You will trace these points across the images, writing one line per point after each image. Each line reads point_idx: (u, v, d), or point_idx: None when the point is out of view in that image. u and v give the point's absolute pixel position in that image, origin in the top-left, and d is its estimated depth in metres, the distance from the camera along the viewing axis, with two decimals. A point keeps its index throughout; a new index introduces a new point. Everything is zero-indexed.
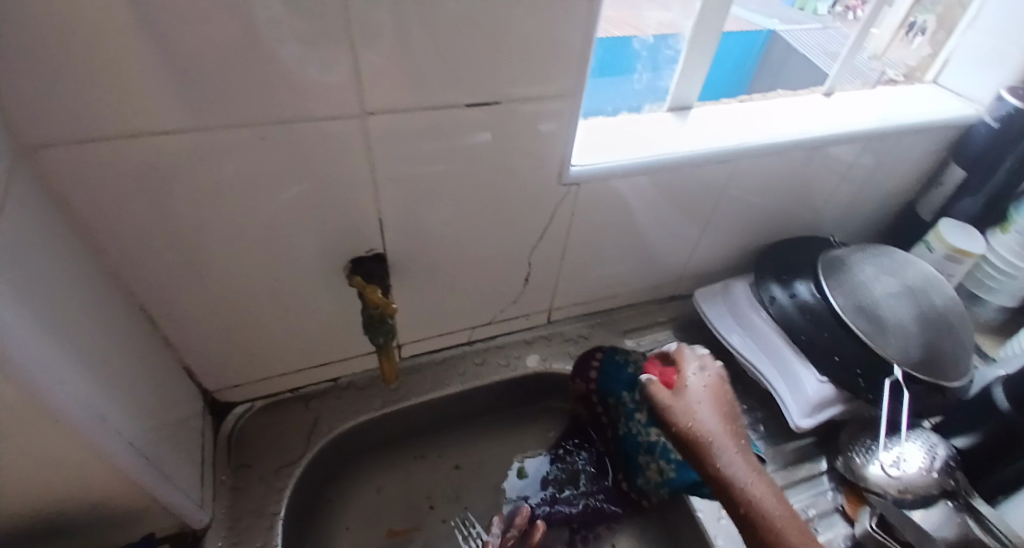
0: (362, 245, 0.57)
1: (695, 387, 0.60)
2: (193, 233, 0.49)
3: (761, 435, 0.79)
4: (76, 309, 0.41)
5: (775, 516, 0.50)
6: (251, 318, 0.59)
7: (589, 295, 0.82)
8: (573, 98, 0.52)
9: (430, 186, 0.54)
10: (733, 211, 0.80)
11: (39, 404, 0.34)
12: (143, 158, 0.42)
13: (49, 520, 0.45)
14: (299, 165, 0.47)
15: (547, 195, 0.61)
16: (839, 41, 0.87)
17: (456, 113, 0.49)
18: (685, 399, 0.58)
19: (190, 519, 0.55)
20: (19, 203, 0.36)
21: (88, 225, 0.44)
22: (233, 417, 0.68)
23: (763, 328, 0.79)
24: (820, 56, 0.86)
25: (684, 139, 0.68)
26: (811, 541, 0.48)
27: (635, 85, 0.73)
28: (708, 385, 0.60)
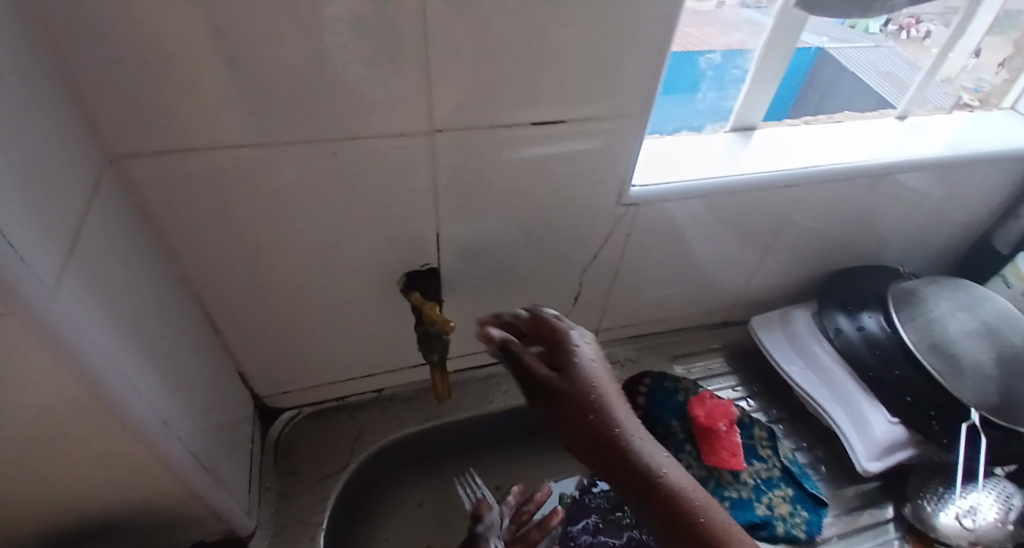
0: (417, 259, 0.57)
1: (590, 371, 0.52)
2: (258, 242, 0.50)
3: (821, 475, 0.74)
4: (147, 314, 0.42)
5: (697, 505, 0.48)
6: (305, 327, 0.60)
7: (638, 318, 0.80)
8: (639, 120, 0.52)
9: (489, 204, 0.54)
10: (795, 237, 0.77)
11: (111, 407, 0.35)
12: (219, 169, 0.43)
13: (107, 519, 0.46)
14: (364, 179, 0.48)
15: (603, 216, 0.61)
16: (894, 62, 0.80)
17: (522, 132, 0.49)
18: (588, 391, 0.51)
19: (237, 525, 0.55)
20: (104, 210, 0.37)
21: (163, 232, 0.46)
22: (281, 422, 0.69)
23: (827, 362, 0.75)
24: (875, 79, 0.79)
25: (748, 162, 0.66)
26: (721, 520, 0.48)
27: (699, 104, 0.70)
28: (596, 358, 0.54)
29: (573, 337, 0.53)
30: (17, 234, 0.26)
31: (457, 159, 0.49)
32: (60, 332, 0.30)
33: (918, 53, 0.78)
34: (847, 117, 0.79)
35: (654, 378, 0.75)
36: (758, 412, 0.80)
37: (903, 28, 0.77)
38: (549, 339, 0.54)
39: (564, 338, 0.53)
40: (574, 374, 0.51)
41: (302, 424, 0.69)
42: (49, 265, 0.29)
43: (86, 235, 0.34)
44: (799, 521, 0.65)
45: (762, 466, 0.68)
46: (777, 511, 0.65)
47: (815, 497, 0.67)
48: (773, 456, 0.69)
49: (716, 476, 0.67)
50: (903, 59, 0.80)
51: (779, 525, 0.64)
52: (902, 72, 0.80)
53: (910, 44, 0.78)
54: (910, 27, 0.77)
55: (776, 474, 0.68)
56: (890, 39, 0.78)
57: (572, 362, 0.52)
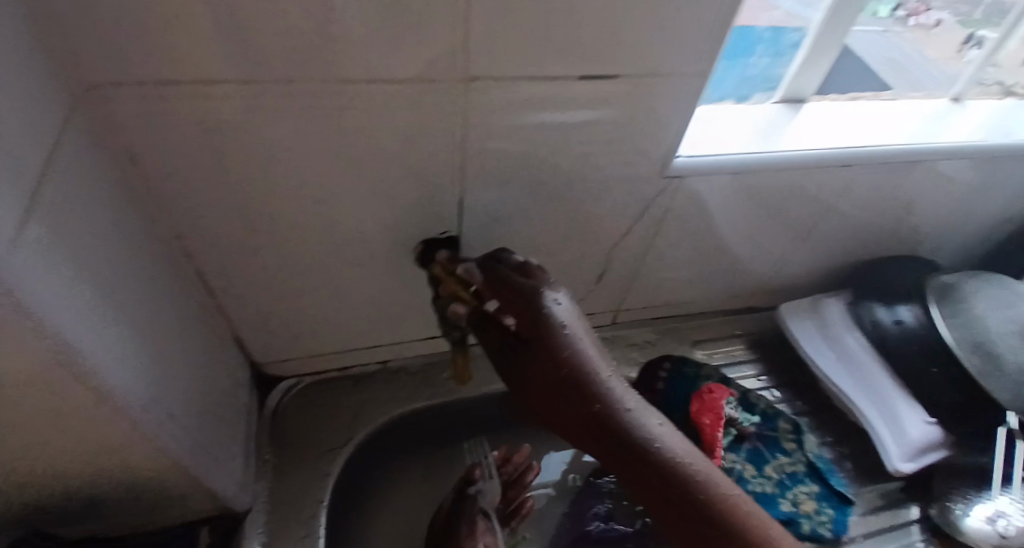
0: (436, 224, 0.53)
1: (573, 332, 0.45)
2: (261, 199, 0.45)
3: (846, 473, 0.73)
4: (133, 273, 0.37)
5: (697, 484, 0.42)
6: (310, 294, 0.56)
7: (660, 299, 0.76)
8: (691, 80, 0.47)
9: (519, 163, 0.50)
10: (835, 223, 0.72)
11: (88, 384, 0.31)
12: (219, 111, 0.38)
13: (89, 496, 0.42)
14: (383, 133, 0.43)
15: (641, 185, 0.57)
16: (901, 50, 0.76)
17: (568, 86, 0.44)
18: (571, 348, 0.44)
19: (231, 502, 0.52)
20: (81, 151, 0.32)
21: (152, 180, 0.40)
22: (279, 392, 0.65)
23: (862, 356, 0.75)
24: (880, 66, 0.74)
25: (794, 140, 0.61)
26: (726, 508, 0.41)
27: (751, 70, 0.64)
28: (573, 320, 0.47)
29: (544, 297, 0.46)
30: None
31: (490, 113, 0.44)
32: (26, 295, 0.25)
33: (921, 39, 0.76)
34: (901, 96, 0.73)
35: (675, 361, 0.72)
36: (782, 403, 0.78)
37: (910, 16, 0.75)
38: (515, 299, 0.46)
39: (534, 297, 0.46)
40: (546, 339, 0.45)
41: (302, 394, 0.65)
42: (11, 213, 0.24)
43: (60, 178, 0.29)
44: (825, 519, 0.63)
45: (787, 460, 0.67)
46: (802, 508, 0.63)
47: (840, 494, 0.65)
48: (798, 450, 0.68)
49: (738, 469, 0.66)
50: (911, 46, 0.76)
51: (805, 522, 0.62)
52: (909, 58, 0.76)
53: (919, 31, 0.76)
54: (918, 14, 0.75)
55: (801, 470, 0.66)
56: (897, 24, 0.75)
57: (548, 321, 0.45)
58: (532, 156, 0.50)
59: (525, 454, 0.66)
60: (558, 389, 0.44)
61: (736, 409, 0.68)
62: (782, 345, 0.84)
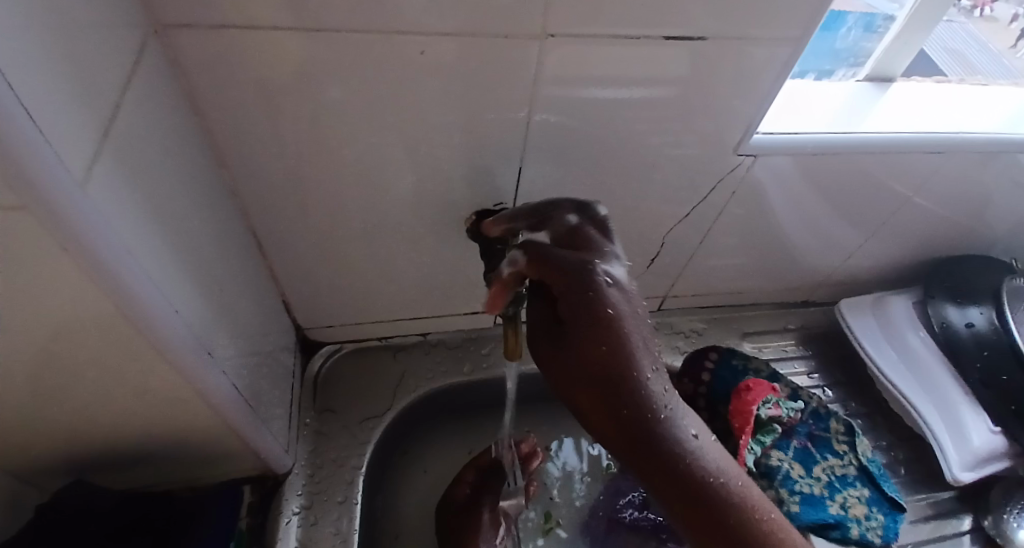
0: (493, 196, 0.51)
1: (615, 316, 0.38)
2: (320, 158, 0.44)
3: (901, 479, 0.69)
4: (192, 226, 0.36)
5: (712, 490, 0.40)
6: (358, 261, 0.55)
7: (712, 287, 0.73)
8: (780, 45, 0.44)
9: (585, 132, 0.47)
10: (910, 219, 0.68)
11: (151, 335, 0.30)
12: (285, 60, 0.36)
13: (139, 448, 0.42)
14: (451, 92, 0.41)
15: (711, 164, 0.53)
16: (962, 38, 0.70)
17: (653, 49, 0.41)
18: (607, 336, 0.38)
19: (274, 463, 0.52)
20: (148, 94, 0.31)
21: (213, 128, 0.39)
22: (320, 357, 0.65)
23: (923, 357, 0.71)
24: (940, 52, 0.68)
25: (879, 123, 0.56)
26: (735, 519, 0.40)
27: (839, 42, 0.60)
28: (625, 301, 0.39)
29: (596, 276, 0.39)
30: (37, 103, 0.20)
31: (563, 74, 0.41)
32: (91, 239, 0.24)
33: (987, 32, 0.71)
34: (990, 81, 0.66)
35: (723, 353, 0.69)
36: (835, 404, 0.75)
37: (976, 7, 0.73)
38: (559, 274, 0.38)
39: (583, 277, 0.38)
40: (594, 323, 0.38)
41: (344, 361, 0.65)
42: (78, 150, 0.23)
43: (127, 119, 0.28)
44: (876, 525, 0.59)
45: (837, 462, 0.63)
46: (851, 512, 0.59)
47: (892, 501, 0.61)
48: (850, 452, 0.64)
49: (786, 468, 0.62)
50: (975, 37, 0.71)
51: (854, 527, 0.58)
52: (972, 51, 0.70)
53: (985, 22, 0.73)
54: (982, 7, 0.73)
55: (851, 473, 0.63)
56: (961, 14, 0.72)
57: (594, 303, 0.38)
58: (599, 127, 0.47)
59: (531, 441, 0.64)
60: (596, 384, 0.39)
61: (781, 406, 0.64)
62: (837, 342, 0.80)
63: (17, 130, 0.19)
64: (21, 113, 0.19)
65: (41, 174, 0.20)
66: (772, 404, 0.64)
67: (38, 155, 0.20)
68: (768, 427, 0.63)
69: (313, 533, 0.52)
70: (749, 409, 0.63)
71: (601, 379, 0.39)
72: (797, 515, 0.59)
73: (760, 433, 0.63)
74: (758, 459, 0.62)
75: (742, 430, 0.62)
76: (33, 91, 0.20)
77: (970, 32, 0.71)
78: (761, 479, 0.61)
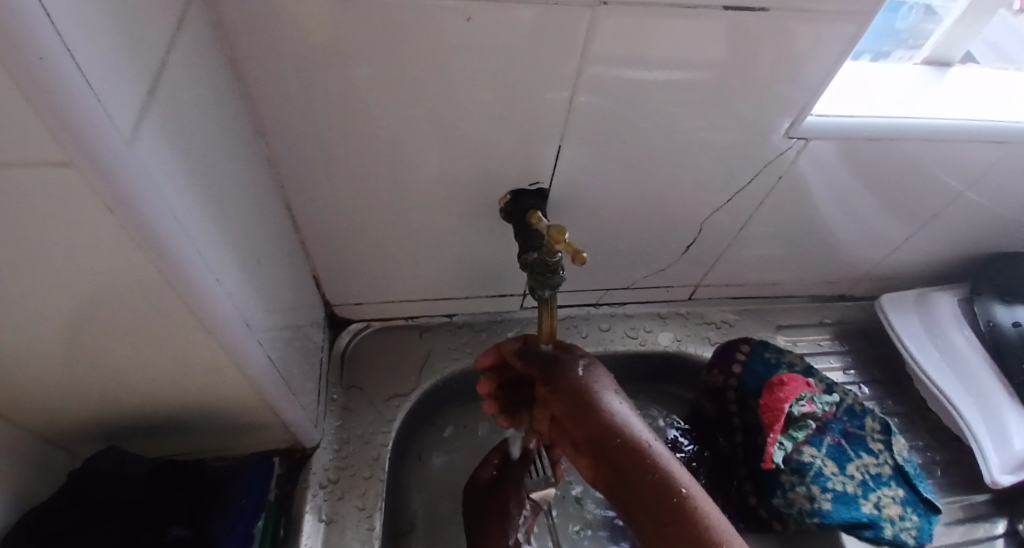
0: (530, 175, 0.50)
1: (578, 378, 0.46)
2: (357, 130, 0.43)
3: (936, 480, 0.67)
4: (232, 192, 0.36)
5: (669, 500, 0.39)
6: (390, 237, 0.54)
7: (747, 277, 0.71)
8: (844, 19, 0.41)
9: (629, 112, 0.45)
10: (966, 213, 0.64)
11: (191, 301, 0.30)
12: (330, 25, 0.35)
13: (173, 415, 0.43)
14: (494, 64, 0.39)
15: (757, 149, 0.51)
16: (1005, 34, 0.64)
17: (710, 20, 0.39)
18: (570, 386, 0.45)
19: (302, 436, 0.52)
20: (192, 53, 0.30)
21: (253, 93, 0.39)
22: (348, 334, 0.65)
23: (967, 355, 0.69)
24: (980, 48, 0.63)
25: (938, 108, 0.53)
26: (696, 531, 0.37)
27: (901, 22, 0.58)
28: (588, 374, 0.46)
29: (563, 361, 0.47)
30: (88, 54, 0.19)
31: (614, 47, 0.39)
32: (138, 200, 0.23)
33: None
34: None
35: (755, 345, 0.67)
36: (871, 401, 0.73)
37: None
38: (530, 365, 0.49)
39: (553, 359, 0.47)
40: (572, 393, 0.44)
41: (371, 338, 0.65)
42: (126, 107, 0.22)
43: (173, 79, 0.27)
44: (909, 526, 0.58)
45: (872, 460, 0.61)
46: (885, 512, 0.58)
47: (928, 501, 0.60)
48: (885, 451, 0.62)
49: (819, 465, 0.59)
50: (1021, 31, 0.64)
51: (887, 527, 0.57)
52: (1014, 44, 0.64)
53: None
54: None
55: (886, 472, 0.61)
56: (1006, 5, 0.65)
57: (564, 372, 0.46)
58: (645, 108, 0.45)
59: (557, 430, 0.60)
60: (582, 450, 0.43)
61: (816, 403, 0.62)
62: (875, 338, 0.77)
63: (68, 79, 0.18)
64: (70, 62, 0.18)
65: (89, 129, 0.19)
66: (806, 401, 0.62)
67: (87, 110, 0.19)
68: (801, 422, 0.62)
69: (340, 508, 0.52)
70: (780, 405, 0.61)
71: (584, 446, 0.43)
72: (829, 513, 0.57)
73: (792, 428, 0.61)
74: (789, 454, 0.60)
75: (771, 428, 0.61)
76: (82, 42, 0.19)
77: (1013, 26, 0.64)
78: (792, 475, 0.59)
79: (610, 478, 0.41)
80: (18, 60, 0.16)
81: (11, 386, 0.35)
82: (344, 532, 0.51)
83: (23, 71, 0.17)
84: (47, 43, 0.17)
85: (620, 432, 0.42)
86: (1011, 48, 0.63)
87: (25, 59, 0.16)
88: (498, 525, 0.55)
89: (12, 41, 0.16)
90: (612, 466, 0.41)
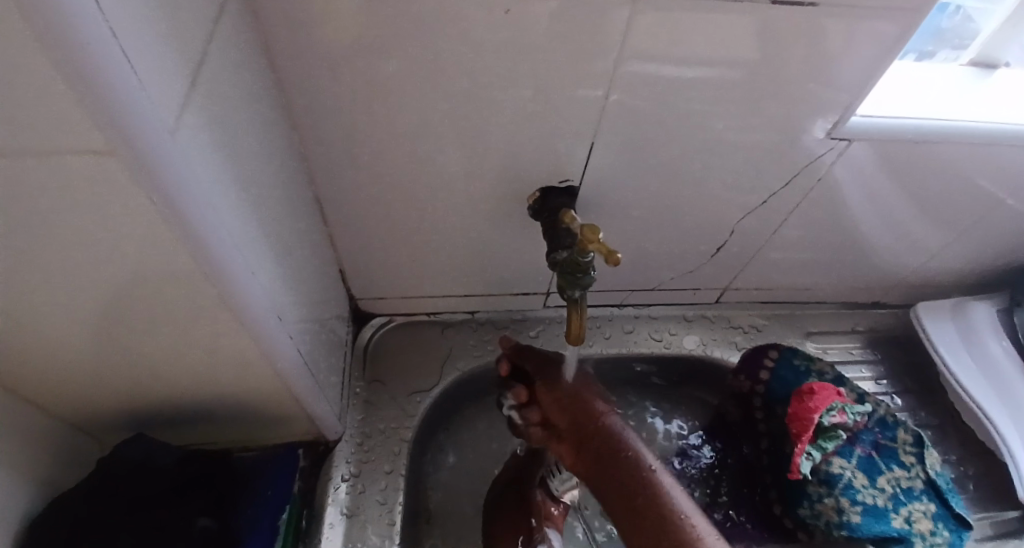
0: (559, 172, 0.49)
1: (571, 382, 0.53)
2: (388, 124, 0.42)
3: (970, 495, 0.65)
4: (264, 185, 0.36)
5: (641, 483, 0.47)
6: (416, 233, 0.54)
7: (776, 281, 0.69)
8: (894, 15, 0.39)
9: (664, 110, 0.44)
10: (1011, 221, 0.62)
11: (224, 293, 0.30)
12: (366, 18, 0.35)
13: (200, 405, 0.43)
14: (529, 60, 0.39)
15: (794, 151, 0.50)
16: None
17: (754, 15, 0.37)
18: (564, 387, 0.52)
19: (325, 429, 0.52)
20: (229, 43, 0.30)
21: (287, 86, 0.39)
22: (370, 328, 0.65)
23: (1004, 367, 0.67)
24: None
25: (986, 110, 0.51)
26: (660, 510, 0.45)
27: (944, 22, 0.55)
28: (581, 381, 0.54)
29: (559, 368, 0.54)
30: (133, 42, 0.19)
31: (653, 42, 0.38)
32: (174, 189, 0.23)
33: None
34: None
35: (784, 351, 0.65)
36: (902, 412, 0.71)
37: None
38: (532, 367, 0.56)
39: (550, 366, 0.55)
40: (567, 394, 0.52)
41: (393, 333, 0.65)
42: (169, 96, 0.22)
43: (212, 69, 0.27)
44: (942, 542, 0.56)
45: (903, 474, 0.59)
46: (917, 527, 0.56)
47: (960, 517, 0.58)
48: (918, 464, 0.60)
49: (848, 477, 0.58)
50: None
51: (919, 542, 0.55)
52: None
53: None
54: None
55: (918, 486, 0.58)
56: None
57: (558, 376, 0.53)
58: (680, 106, 0.44)
59: None
60: (568, 438, 0.50)
61: (847, 413, 0.60)
62: (908, 348, 0.75)
63: (113, 67, 0.18)
64: (116, 51, 0.18)
65: (131, 117, 0.19)
66: (836, 411, 0.59)
67: (130, 97, 0.19)
68: (830, 432, 0.59)
69: (362, 501, 0.53)
70: (807, 417, 0.59)
71: (570, 434, 0.50)
72: (858, 526, 0.56)
73: (821, 438, 0.59)
74: (816, 465, 0.58)
75: (800, 437, 0.59)
76: (128, 29, 0.19)
77: None
78: (819, 486, 0.58)
79: (592, 463, 0.49)
80: (66, 49, 0.16)
81: (46, 373, 0.35)
82: (365, 526, 0.51)
83: (69, 58, 0.16)
84: (95, 32, 0.17)
85: (601, 429, 0.49)
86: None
87: (73, 47, 0.16)
88: (513, 527, 0.55)
89: (60, 27, 0.16)
90: (595, 454, 0.49)
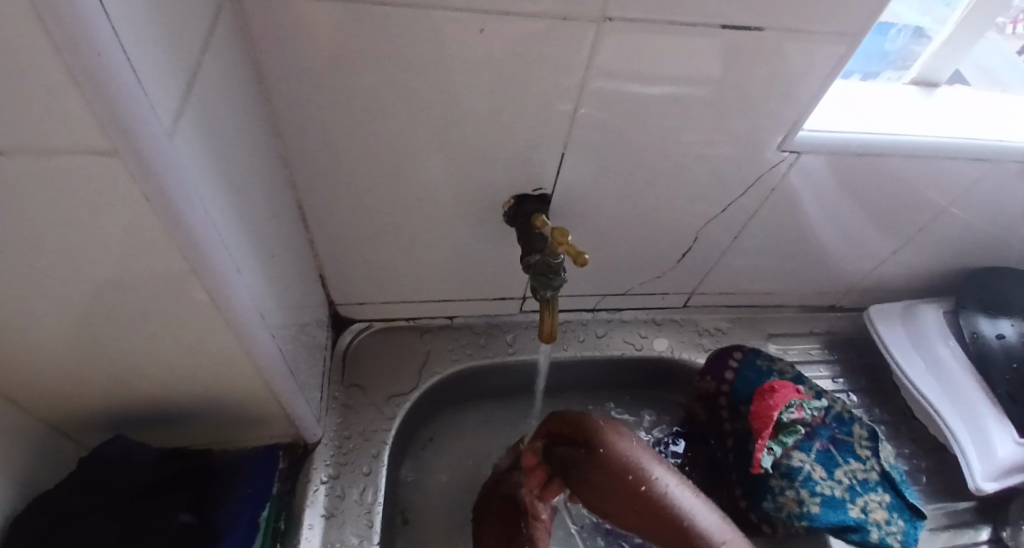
0: (533, 181, 0.51)
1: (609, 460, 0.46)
2: (368, 132, 0.44)
3: (923, 487, 0.69)
4: (250, 189, 0.37)
5: None
6: (395, 239, 0.56)
7: (740, 286, 0.73)
8: (835, 39, 0.43)
9: (629, 123, 0.47)
10: (951, 229, 0.67)
11: (215, 291, 0.31)
12: (348, 32, 0.37)
13: (181, 406, 0.44)
14: (503, 75, 0.41)
15: (749, 163, 0.53)
16: (995, 59, 0.66)
17: (709, 37, 0.41)
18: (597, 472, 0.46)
19: (304, 431, 0.53)
20: (220, 53, 0.31)
21: (272, 96, 0.41)
22: (350, 333, 0.66)
23: (953, 368, 0.71)
24: (972, 71, 0.66)
25: (924, 126, 0.56)
26: None
27: (890, 43, 0.61)
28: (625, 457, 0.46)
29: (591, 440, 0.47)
30: (138, 53, 0.21)
31: (618, 60, 0.41)
32: (171, 189, 0.24)
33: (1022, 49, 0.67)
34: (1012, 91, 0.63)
35: (747, 352, 0.68)
36: (859, 409, 0.75)
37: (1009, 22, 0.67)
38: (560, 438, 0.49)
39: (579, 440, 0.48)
40: (610, 477, 0.45)
41: (371, 338, 0.66)
42: (168, 101, 0.24)
43: (205, 78, 0.29)
44: (895, 530, 0.59)
45: (859, 466, 0.62)
46: (872, 517, 0.59)
47: (913, 507, 0.61)
48: (872, 457, 0.63)
49: (807, 470, 0.61)
50: (1006, 56, 0.67)
51: (874, 531, 0.59)
52: (1001, 69, 0.66)
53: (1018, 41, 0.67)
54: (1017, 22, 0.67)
55: (873, 478, 0.62)
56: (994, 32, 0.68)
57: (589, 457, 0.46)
58: (644, 120, 0.47)
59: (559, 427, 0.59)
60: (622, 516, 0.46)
61: (805, 408, 0.63)
62: (863, 349, 0.79)
63: (120, 75, 0.19)
64: (124, 60, 0.19)
65: (135, 119, 0.21)
66: (795, 408, 0.63)
67: (135, 102, 0.20)
68: (790, 428, 0.63)
69: (340, 503, 0.53)
70: (768, 413, 0.62)
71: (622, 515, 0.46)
72: (817, 516, 0.59)
73: (781, 434, 0.62)
74: (777, 459, 0.61)
75: (760, 433, 0.62)
76: (133, 39, 0.20)
77: (999, 50, 0.67)
78: (781, 479, 0.61)
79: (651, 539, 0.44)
80: (80, 57, 0.18)
81: (29, 373, 0.36)
82: (343, 526, 0.52)
83: (83, 66, 0.18)
84: (106, 42, 0.18)
85: (647, 506, 0.44)
86: (998, 74, 0.65)
87: (86, 55, 0.18)
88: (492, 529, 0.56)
89: (76, 37, 0.17)
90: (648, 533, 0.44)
